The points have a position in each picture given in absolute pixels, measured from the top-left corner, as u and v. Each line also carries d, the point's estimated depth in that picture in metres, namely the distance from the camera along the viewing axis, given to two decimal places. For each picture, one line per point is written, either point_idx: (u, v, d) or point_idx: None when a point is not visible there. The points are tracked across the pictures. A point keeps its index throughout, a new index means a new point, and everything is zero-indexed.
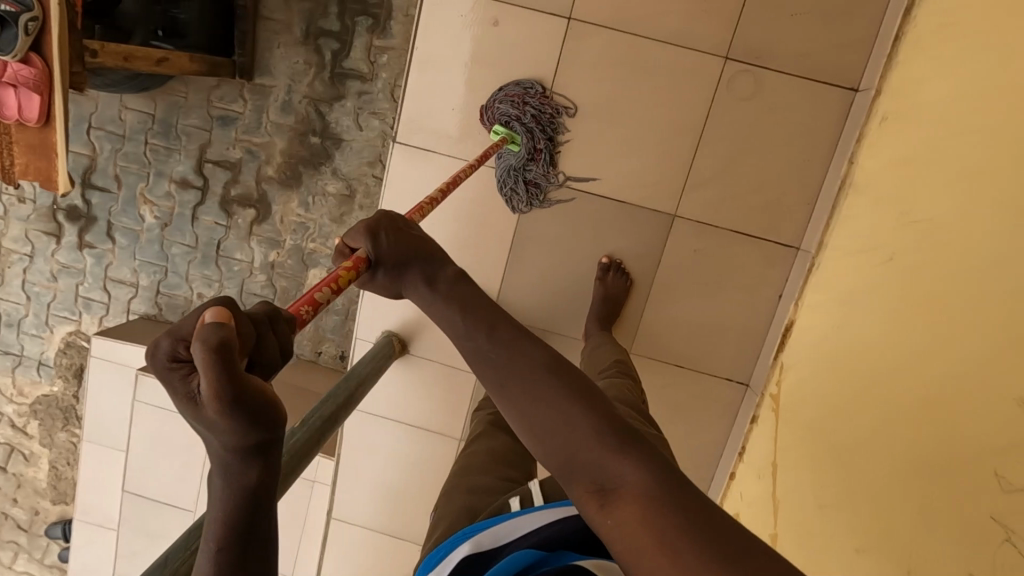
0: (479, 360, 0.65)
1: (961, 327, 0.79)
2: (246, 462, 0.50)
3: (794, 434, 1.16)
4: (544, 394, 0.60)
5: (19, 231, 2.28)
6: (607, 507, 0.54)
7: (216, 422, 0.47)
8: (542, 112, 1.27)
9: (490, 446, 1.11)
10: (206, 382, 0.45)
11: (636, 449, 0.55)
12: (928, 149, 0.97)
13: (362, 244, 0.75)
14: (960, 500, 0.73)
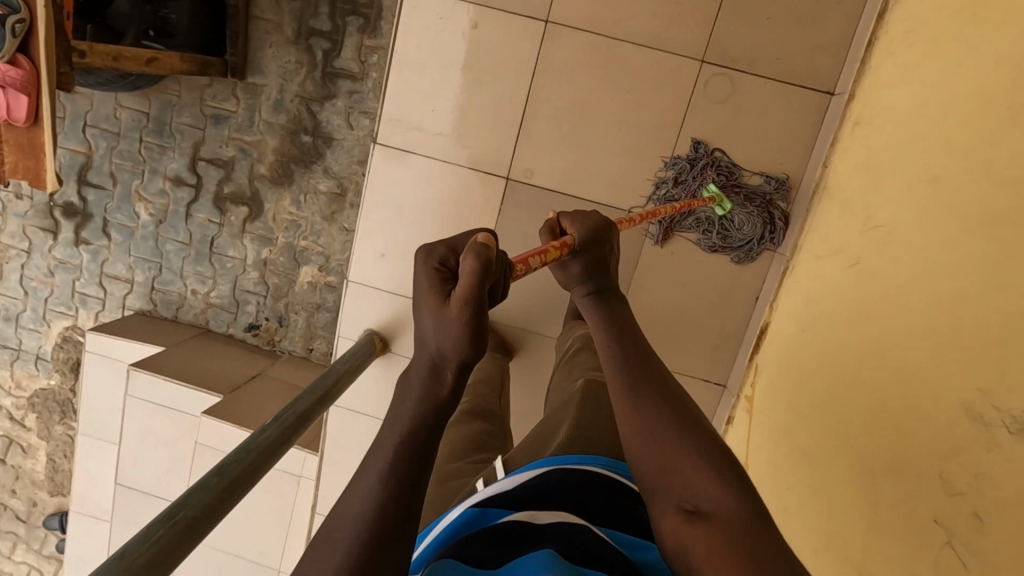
0: (620, 378, 0.74)
1: (921, 333, 0.80)
2: (452, 369, 0.58)
3: (766, 436, 1.17)
4: (671, 417, 0.68)
5: (17, 227, 2.32)
6: (692, 523, 0.58)
7: (452, 323, 0.57)
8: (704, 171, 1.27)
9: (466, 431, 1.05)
10: (470, 281, 0.56)
11: (743, 490, 0.60)
12: (895, 154, 0.98)
13: (579, 233, 0.94)
14: (906, 503, 0.75)
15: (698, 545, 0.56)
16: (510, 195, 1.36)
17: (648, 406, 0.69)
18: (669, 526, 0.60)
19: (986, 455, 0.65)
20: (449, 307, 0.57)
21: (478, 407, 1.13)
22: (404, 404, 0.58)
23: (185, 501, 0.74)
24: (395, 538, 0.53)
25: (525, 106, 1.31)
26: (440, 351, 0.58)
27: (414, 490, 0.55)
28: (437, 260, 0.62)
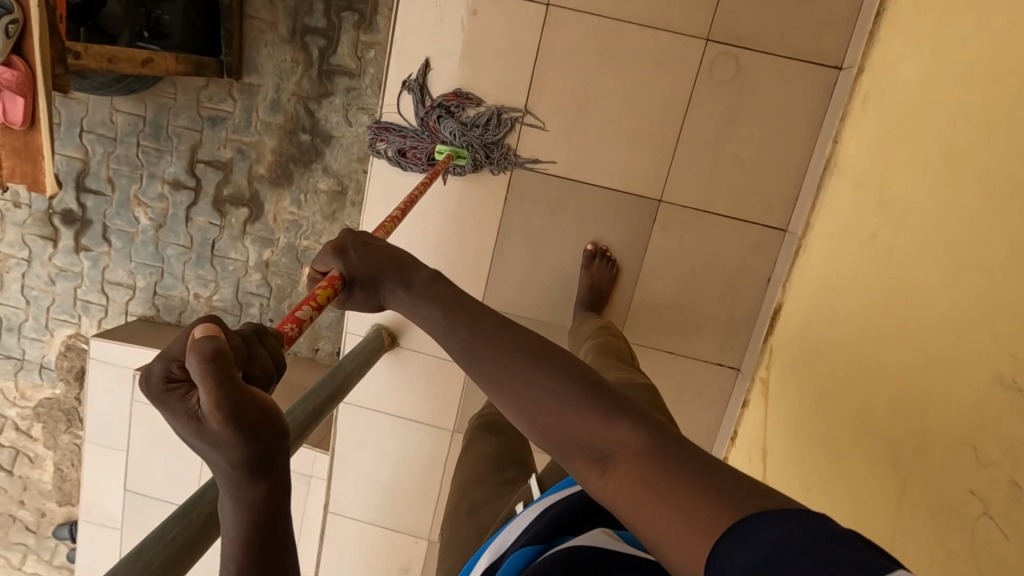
0: (469, 357, 0.62)
1: (945, 307, 0.78)
2: (252, 476, 0.48)
3: (785, 417, 1.15)
4: (519, 364, 0.59)
5: (16, 236, 2.30)
6: (606, 473, 0.52)
7: (221, 436, 0.46)
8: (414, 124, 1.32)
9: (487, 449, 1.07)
10: (209, 388, 0.45)
11: (630, 410, 0.54)
12: (908, 127, 0.97)
13: (335, 263, 0.73)
14: (932, 477, 0.73)
15: (617, 487, 0.51)
16: (515, 183, 1.34)
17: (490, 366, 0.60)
18: (580, 478, 0.55)
19: (1017, 424, 0.62)
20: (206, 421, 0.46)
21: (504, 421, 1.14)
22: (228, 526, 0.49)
23: (200, 496, 0.71)
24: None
25: (528, 93, 1.29)
26: (234, 468, 0.47)
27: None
28: (162, 378, 0.49)
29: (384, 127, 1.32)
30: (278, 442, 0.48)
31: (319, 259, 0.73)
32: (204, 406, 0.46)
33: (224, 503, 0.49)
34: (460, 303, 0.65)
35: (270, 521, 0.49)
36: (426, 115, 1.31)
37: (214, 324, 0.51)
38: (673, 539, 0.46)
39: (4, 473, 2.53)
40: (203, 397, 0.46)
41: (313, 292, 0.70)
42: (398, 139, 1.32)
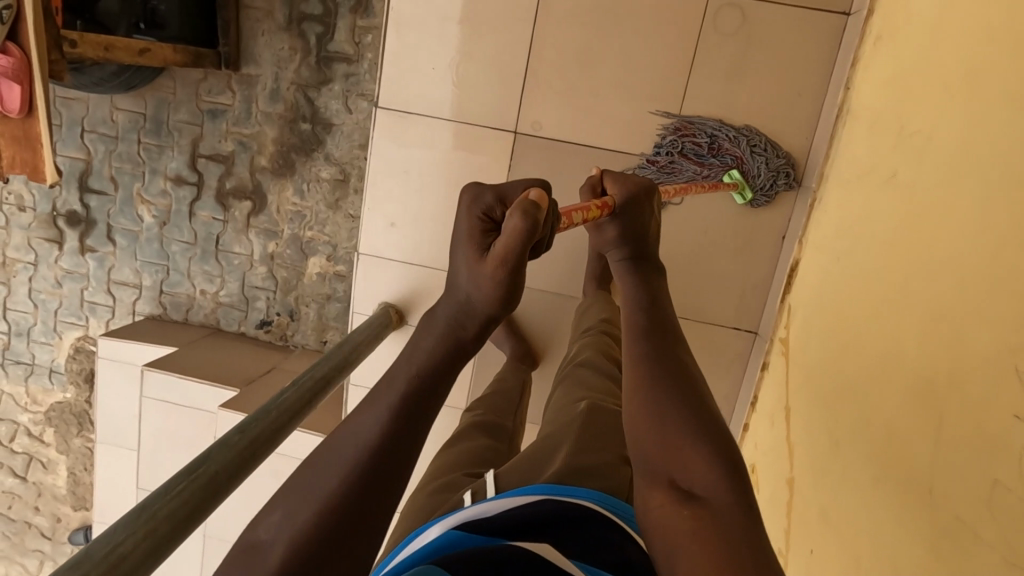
0: (636, 355, 0.79)
1: (978, 233, 0.74)
2: (475, 318, 0.66)
3: (809, 374, 1.11)
4: (670, 386, 0.73)
5: (21, 240, 2.29)
6: (681, 507, 0.62)
7: (485, 277, 0.64)
8: (702, 150, 1.24)
9: (463, 443, 0.97)
10: (509, 243, 0.62)
11: (734, 481, 0.62)
12: (925, 58, 0.93)
13: (617, 194, 1.01)
14: (973, 409, 0.69)
15: (681, 525, 0.61)
16: (519, 151, 1.31)
17: (650, 372, 0.75)
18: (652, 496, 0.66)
19: None
20: (485, 262, 0.64)
21: (489, 422, 1.04)
22: (414, 362, 0.64)
23: (205, 457, 0.70)
24: (381, 490, 0.54)
25: (529, 55, 1.26)
26: (466, 299, 0.66)
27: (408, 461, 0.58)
28: (482, 209, 0.69)
29: (682, 148, 1.25)
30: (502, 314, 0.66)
31: (620, 185, 1.02)
32: (495, 249, 0.63)
33: (433, 336, 0.66)
34: (659, 328, 0.82)
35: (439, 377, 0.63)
36: (718, 141, 1.23)
37: (541, 197, 0.67)
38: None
39: (19, 479, 2.53)
40: (500, 242, 0.63)
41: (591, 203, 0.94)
42: (694, 166, 1.25)
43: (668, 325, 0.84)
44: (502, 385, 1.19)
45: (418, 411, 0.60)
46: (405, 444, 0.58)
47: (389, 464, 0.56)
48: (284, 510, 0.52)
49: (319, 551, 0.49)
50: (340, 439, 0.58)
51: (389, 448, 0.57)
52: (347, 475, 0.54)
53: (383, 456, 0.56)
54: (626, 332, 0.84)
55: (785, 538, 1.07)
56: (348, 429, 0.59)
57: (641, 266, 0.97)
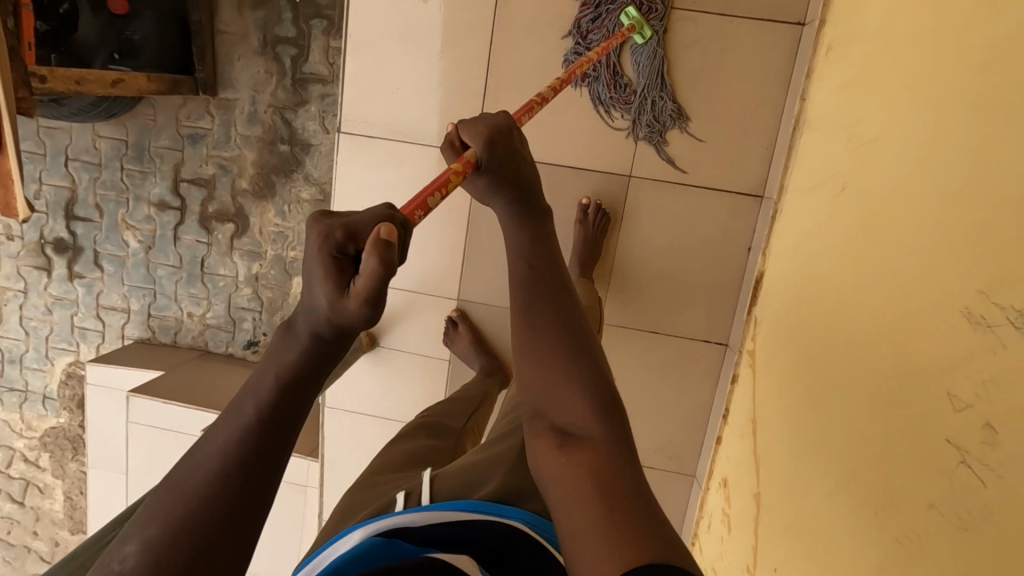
0: (521, 304, 0.75)
1: (915, 248, 0.73)
2: (335, 342, 0.53)
3: (772, 387, 1.10)
4: (557, 333, 0.73)
5: (11, 269, 2.32)
6: (568, 455, 0.67)
7: (352, 315, 0.50)
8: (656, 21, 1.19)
9: (412, 444, 1.01)
10: (372, 283, 0.48)
11: (614, 428, 0.68)
12: (869, 72, 0.93)
13: (477, 146, 0.81)
14: (909, 431, 0.68)
15: (565, 473, 0.66)
16: None
17: (536, 321, 0.74)
18: (542, 448, 0.70)
19: (987, 359, 0.58)
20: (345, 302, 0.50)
21: (436, 423, 1.09)
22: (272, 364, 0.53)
23: None
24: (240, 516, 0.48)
25: (487, 76, 1.27)
26: (327, 330, 0.52)
27: (270, 480, 0.51)
28: (334, 244, 0.51)
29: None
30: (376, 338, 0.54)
31: (476, 139, 0.81)
32: (357, 285, 0.49)
33: (291, 349, 0.53)
34: (544, 263, 0.79)
35: (302, 382, 0.53)
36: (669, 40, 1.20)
37: (394, 228, 0.52)
38: (577, 523, 0.61)
39: (17, 505, 2.55)
40: (360, 279, 0.49)
41: (448, 172, 0.75)
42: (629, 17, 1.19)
43: (553, 254, 0.81)
44: (467, 406, 1.20)
45: (276, 428, 0.51)
46: (263, 464, 0.50)
47: (245, 491, 0.49)
48: (141, 540, 0.46)
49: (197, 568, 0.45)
50: (192, 458, 0.50)
51: (249, 475, 0.50)
52: (198, 506, 0.48)
53: (237, 482, 0.49)
54: (509, 270, 0.80)
55: (753, 555, 1.05)
56: (198, 452, 0.51)
57: (527, 213, 0.83)
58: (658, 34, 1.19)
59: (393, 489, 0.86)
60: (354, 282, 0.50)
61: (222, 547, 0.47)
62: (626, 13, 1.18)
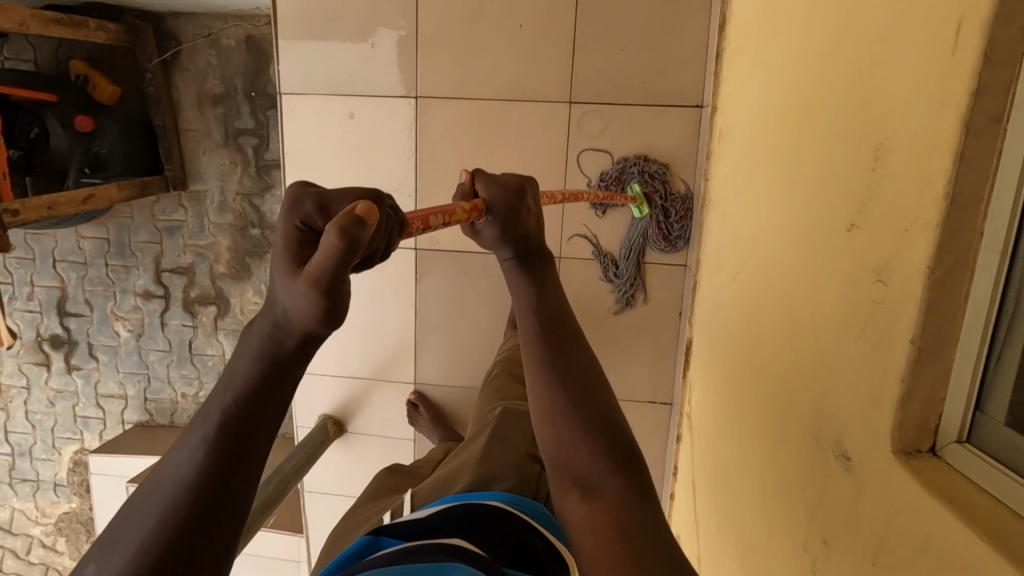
0: (533, 351, 0.73)
1: (776, 355, 0.80)
2: (291, 336, 0.49)
3: (704, 454, 1.16)
4: (566, 381, 0.69)
5: (13, 367, 2.44)
6: (590, 503, 0.61)
7: (300, 299, 0.47)
8: (657, 238, 1.29)
9: (385, 480, 1.10)
10: (323, 262, 0.45)
11: (631, 479, 0.62)
12: (744, 167, 1.00)
13: (489, 194, 0.82)
14: (779, 534, 0.75)
15: (589, 521, 0.60)
16: (422, 265, 1.41)
17: (546, 378, 0.70)
18: (563, 499, 0.65)
19: (821, 481, 0.64)
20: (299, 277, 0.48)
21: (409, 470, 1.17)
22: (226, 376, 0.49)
23: None
24: (195, 550, 0.44)
25: (416, 178, 1.36)
26: (279, 320, 0.49)
27: (235, 485, 0.46)
28: (300, 217, 0.51)
29: (672, 234, 1.29)
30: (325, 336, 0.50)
31: (489, 186, 0.82)
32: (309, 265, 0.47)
33: (254, 337, 0.50)
34: (552, 319, 0.77)
35: (272, 381, 0.49)
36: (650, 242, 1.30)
37: (373, 207, 0.49)
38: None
39: None
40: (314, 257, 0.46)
41: (455, 207, 0.76)
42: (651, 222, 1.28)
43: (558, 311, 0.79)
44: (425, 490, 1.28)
45: (241, 451, 0.47)
46: (222, 480, 0.46)
47: (205, 514, 0.45)
48: (97, 560, 0.44)
49: None
50: (155, 474, 0.47)
51: (211, 485, 0.46)
52: (149, 533, 0.43)
53: (203, 489, 0.45)
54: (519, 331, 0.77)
55: None
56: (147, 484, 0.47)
57: (529, 266, 0.84)
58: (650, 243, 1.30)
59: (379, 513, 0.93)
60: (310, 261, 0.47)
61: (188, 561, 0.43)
62: (635, 187, 1.27)
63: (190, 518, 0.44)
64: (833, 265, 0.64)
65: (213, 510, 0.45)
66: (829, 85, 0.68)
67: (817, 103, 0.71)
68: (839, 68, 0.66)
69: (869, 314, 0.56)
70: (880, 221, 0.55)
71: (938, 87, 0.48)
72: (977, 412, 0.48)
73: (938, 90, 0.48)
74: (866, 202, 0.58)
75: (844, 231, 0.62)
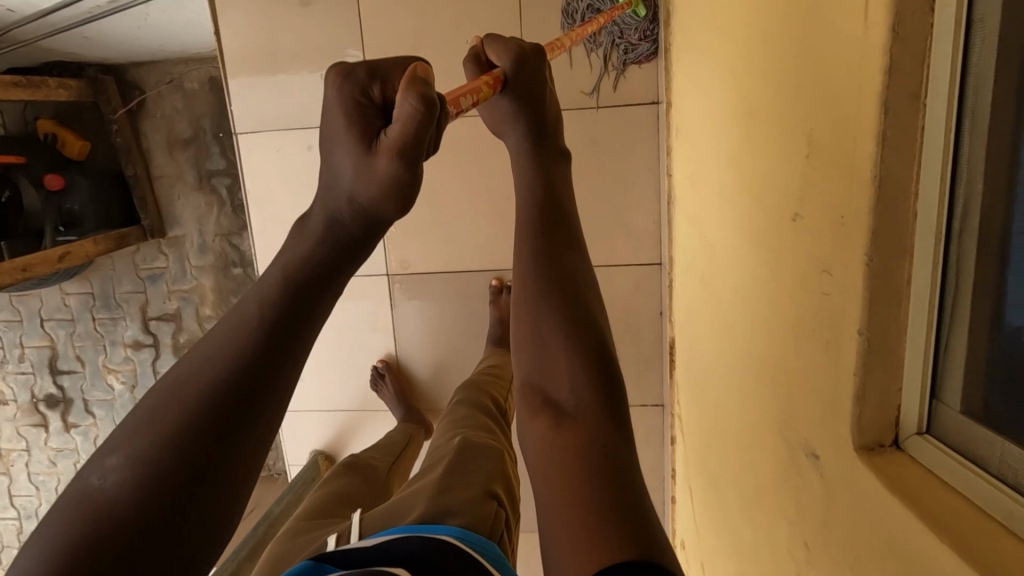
0: (529, 262, 0.69)
1: (748, 352, 0.77)
2: (355, 219, 0.57)
3: (696, 455, 1.14)
4: (561, 297, 0.66)
5: (11, 430, 2.43)
6: (558, 432, 0.61)
7: (380, 172, 0.56)
8: (634, 47, 1.21)
9: (343, 482, 1.03)
10: (406, 130, 0.55)
11: (612, 420, 0.61)
12: (699, 158, 0.99)
13: (505, 63, 0.79)
14: (765, 538, 0.72)
15: (553, 451, 0.61)
16: (396, 292, 1.40)
17: (544, 296, 0.66)
18: (531, 424, 0.65)
19: (795, 482, 0.62)
20: (376, 157, 0.57)
21: (363, 464, 1.11)
22: (245, 306, 0.51)
23: None
24: (232, 439, 0.45)
25: None
26: (351, 200, 0.57)
27: (266, 380, 0.48)
28: (358, 89, 0.59)
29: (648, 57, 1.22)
30: (390, 221, 0.59)
31: (502, 53, 0.80)
32: (388, 138, 0.56)
33: (306, 242, 0.56)
34: (556, 227, 0.72)
35: (305, 285, 0.53)
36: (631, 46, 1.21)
37: (430, 69, 0.61)
38: (559, 513, 0.55)
39: None
40: (394, 128, 0.56)
41: (479, 81, 0.75)
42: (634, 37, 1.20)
43: (562, 210, 0.75)
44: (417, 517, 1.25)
45: (278, 345, 0.50)
46: (258, 375, 0.48)
47: (241, 406, 0.46)
48: (124, 452, 0.44)
49: (179, 471, 0.43)
50: (186, 366, 0.48)
51: (247, 374, 0.48)
52: (183, 419, 0.45)
53: (234, 383, 0.47)
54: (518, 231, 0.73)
55: None
56: (125, 435, 0.45)
57: (541, 147, 0.81)
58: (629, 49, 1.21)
59: (323, 533, 0.86)
60: (387, 134, 0.56)
61: (221, 445, 0.45)
62: None
63: (226, 408, 0.46)
64: (784, 256, 0.63)
65: (240, 417, 0.46)
66: (764, 71, 0.67)
67: (755, 90, 0.70)
68: (769, 53, 0.65)
69: (818, 305, 0.55)
70: (821, 207, 0.53)
71: (854, 67, 0.46)
72: (934, 401, 0.46)
73: (855, 70, 0.46)
74: (805, 190, 0.56)
75: (790, 221, 0.60)
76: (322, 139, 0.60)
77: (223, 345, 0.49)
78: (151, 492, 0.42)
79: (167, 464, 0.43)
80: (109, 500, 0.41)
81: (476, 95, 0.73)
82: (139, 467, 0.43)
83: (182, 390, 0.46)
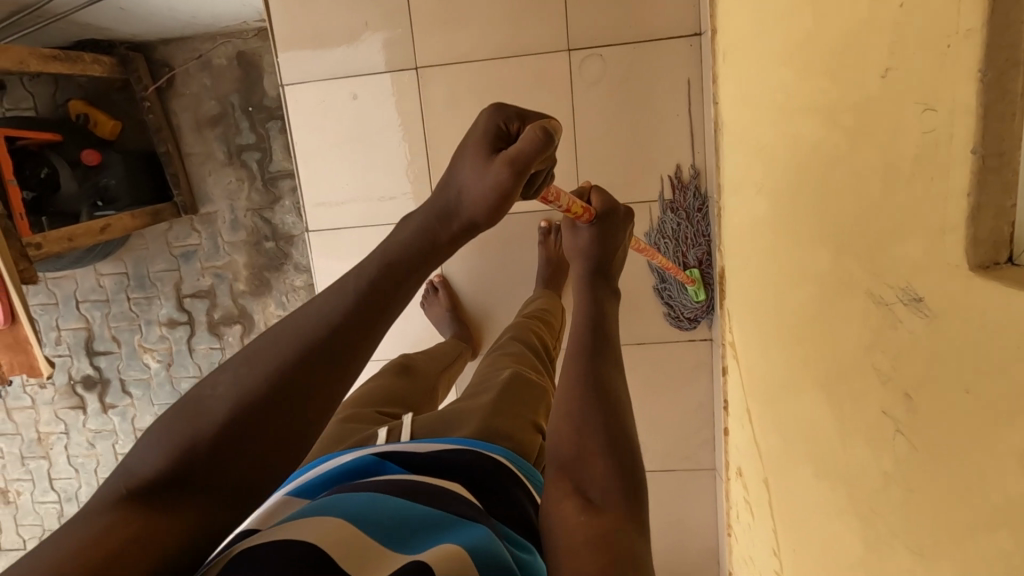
0: (577, 358, 0.84)
1: (822, 238, 0.78)
2: (455, 221, 0.72)
3: (754, 374, 1.15)
4: (599, 394, 0.78)
5: (50, 414, 2.46)
6: (583, 509, 0.64)
7: (487, 178, 0.71)
8: (688, 313, 1.39)
9: (392, 385, 1.08)
10: (521, 152, 0.70)
11: (632, 507, 0.66)
12: (751, 70, 1.01)
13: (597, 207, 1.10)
14: (855, 409, 0.73)
15: (578, 527, 0.63)
16: None
17: (587, 387, 0.79)
18: (555, 497, 0.67)
19: (893, 334, 0.63)
20: (492, 167, 0.71)
21: (403, 364, 1.17)
22: (353, 280, 0.64)
23: None
24: (296, 404, 0.56)
25: (426, 147, 1.40)
26: (456, 197, 0.72)
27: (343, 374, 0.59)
28: (501, 122, 0.76)
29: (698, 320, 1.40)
30: (474, 223, 0.72)
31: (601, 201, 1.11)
32: (507, 154, 0.71)
33: (415, 229, 0.70)
34: (598, 339, 0.89)
35: (387, 293, 0.64)
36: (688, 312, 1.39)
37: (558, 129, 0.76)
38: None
39: None
40: (514, 148, 0.71)
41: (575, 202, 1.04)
42: (693, 304, 1.38)
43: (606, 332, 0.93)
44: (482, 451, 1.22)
45: (357, 336, 0.60)
46: (337, 366, 0.59)
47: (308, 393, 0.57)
48: (235, 372, 0.57)
49: (251, 417, 0.54)
50: (299, 317, 0.60)
51: (322, 363, 0.58)
52: (270, 374, 0.56)
53: (316, 361, 0.58)
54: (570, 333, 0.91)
55: (774, 540, 1.09)
56: (242, 360, 0.58)
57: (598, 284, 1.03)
58: (684, 313, 1.40)
59: (371, 428, 0.89)
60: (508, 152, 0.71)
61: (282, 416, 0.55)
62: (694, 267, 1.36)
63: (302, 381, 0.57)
64: (872, 119, 0.63)
65: (304, 407, 0.56)
66: None
67: None
68: None
69: (919, 145, 0.56)
70: (919, 45, 0.55)
71: None
72: None
73: None
74: (899, 37, 0.57)
75: (879, 80, 0.61)
76: (459, 151, 0.76)
77: (325, 313, 0.60)
78: (237, 428, 0.54)
79: (252, 405, 0.55)
80: (212, 408, 0.55)
81: (567, 208, 1.01)
82: (237, 395, 0.55)
83: (290, 341, 0.58)
